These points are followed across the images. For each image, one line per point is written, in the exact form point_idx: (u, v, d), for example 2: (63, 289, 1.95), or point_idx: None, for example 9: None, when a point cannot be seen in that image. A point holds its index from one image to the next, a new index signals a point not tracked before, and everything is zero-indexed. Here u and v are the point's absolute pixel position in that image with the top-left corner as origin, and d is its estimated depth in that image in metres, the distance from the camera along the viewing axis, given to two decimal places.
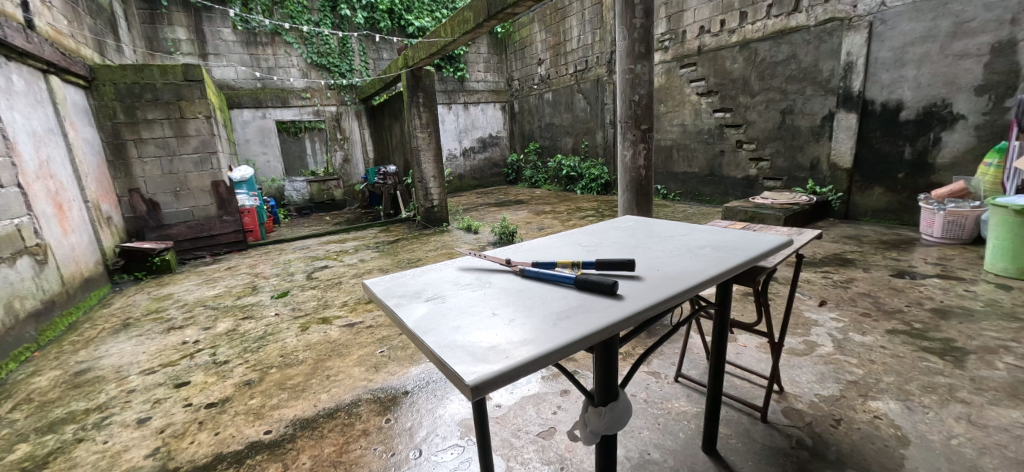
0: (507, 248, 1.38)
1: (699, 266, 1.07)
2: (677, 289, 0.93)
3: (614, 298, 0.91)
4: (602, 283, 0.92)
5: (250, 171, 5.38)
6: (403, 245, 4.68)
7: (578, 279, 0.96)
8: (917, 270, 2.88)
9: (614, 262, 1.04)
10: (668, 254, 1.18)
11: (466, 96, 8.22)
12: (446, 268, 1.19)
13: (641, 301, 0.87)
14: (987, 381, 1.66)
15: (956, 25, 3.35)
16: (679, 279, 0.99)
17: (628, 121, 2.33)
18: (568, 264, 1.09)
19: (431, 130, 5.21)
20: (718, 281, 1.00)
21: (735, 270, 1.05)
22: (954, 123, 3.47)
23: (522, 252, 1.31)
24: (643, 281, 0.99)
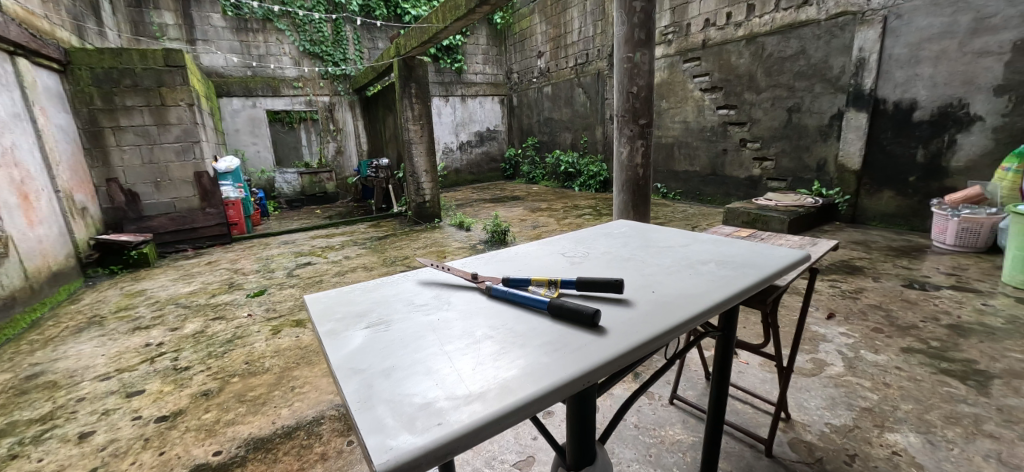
0: (480, 258, 1.21)
1: (702, 287, 0.90)
2: (676, 319, 0.75)
3: (595, 330, 0.73)
4: (580, 313, 0.74)
5: (236, 162, 5.05)
6: (391, 242, 4.50)
7: (552, 305, 0.79)
8: (930, 280, 2.71)
9: (599, 284, 0.86)
10: (665, 271, 1.00)
11: (463, 89, 8.00)
12: (403, 282, 1.01)
13: (629, 337, 0.70)
14: (1016, 412, 1.50)
15: (977, 20, 3.15)
16: (678, 305, 0.81)
17: (626, 115, 2.15)
18: (544, 283, 0.92)
19: (423, 123, 5.00)
20: (725, 307, 0.82)
21: (745, 294, 0.87)
22: (971, 125, 3.29)
23: (495, 264, 1.14)
24: (635, 307, 0.81)
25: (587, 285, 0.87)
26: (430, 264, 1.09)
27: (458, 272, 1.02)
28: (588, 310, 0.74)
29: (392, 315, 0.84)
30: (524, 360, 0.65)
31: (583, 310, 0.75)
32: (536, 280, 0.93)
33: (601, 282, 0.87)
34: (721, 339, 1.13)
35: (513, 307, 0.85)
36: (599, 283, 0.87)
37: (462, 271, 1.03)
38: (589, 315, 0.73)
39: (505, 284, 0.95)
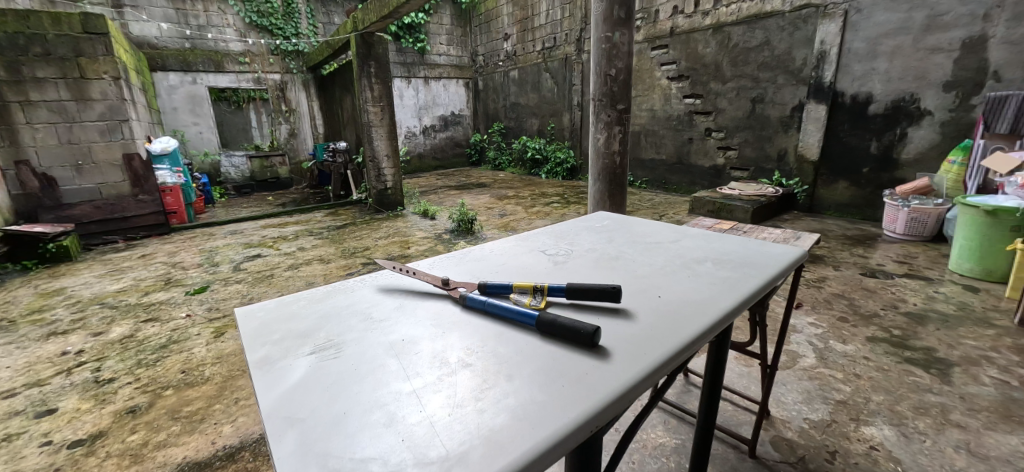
0: (450, 258, 1.07)
1: (706, 291, 0.80)
2: (687, 335, 0.64)
3: (596, 352, 0.61)
4: (577, 330, 0.62)
5: (173, 144, 4.61)
6: (351, 232, 4.23)
7: (542, 320, 0.66)
8: (885, 268, 2.82)
9: (592, 292, 0.75)
10: (662, 273, 0.90)
11: (427, 70, 7.65)
12: (360, 289, 0.86)
13: (638, 360, 0.58)
14: (978, 400, 1.54)
15: (931, 17, 3.26)
16: (684, 316, 0.70)
17: (603, 100, 2.05)
18: (529, 289, 0.78)
19: (384, 105, 4.70)
20: (736, 316, 0.72)
21: (754, 299, 0.78)
22: (921, 119, 3.43)
23: (468, 266, 1.00)
24: (636, 319, 0.70)
25: (579, 292, 0.75)
26: (392, 266, 0.93)
27: (425, 277, 0.87)
28: (586, 327, 0.62)
29: (345, 335, 0.69)
30: (514, 398, 0.52)
31: (579, 327, 0.62)
32: (518, 286, 0.80)
33: (595, 289, 0.75)
34: (715, 343, 1.05)
35: (495, 321, 0.71)
36: (592, 290, 0.75)
37: (430, 276, 0.88)
38: (587, 333, 0.61)
39: (483, 292, 0.81)
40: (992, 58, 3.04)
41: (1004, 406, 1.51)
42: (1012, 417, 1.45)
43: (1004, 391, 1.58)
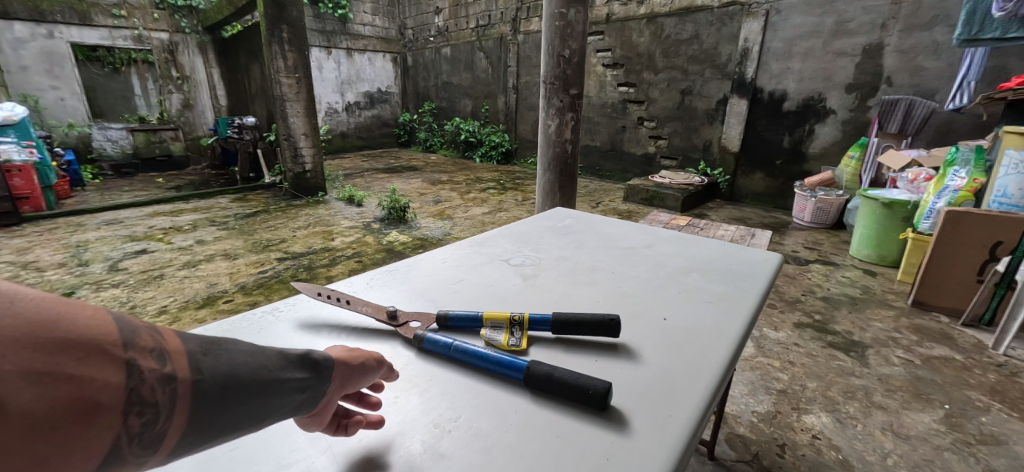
0: (397, 279, 0.92)
1: (703, 317, 0.73)
2: (706, 386, 0.56)
3: (615, 420, 0.51)
4: (584, 391, 0.52)
5: (20, 112, 3.82)
6: (262, 220, 3.71)
7: (535, 375, 0.54)
8: (799, 253, 3.05)
9: (582, 324, 0.65)
10: (650, 293, 0.83)
11: (349, 41, 6.96)
12: (275, 329, 0.68)
13: (665, 430, 0.49)
14: (892, 380, 1.68)
15: (838, 23, 3.55)
16: (693, 356, 0.63)
17: (555, 83, 2.02)
18: (503, 323, 0.67)
19: (299, 76, 4.15)
20: (743, 350, 0.66)
21: (752, 325, 0.73)
22: (826, 117, 3.75)
23: (421, 292, 0.85)
24: (644, 365, 0.61)
25: (568, 325, 0.65)
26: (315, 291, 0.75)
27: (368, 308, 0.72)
28: (595, 385, 0.52)
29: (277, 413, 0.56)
30: None
31: (586, 385, 0.52)
32: (489, 319, 0.69)
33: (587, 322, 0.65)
34: None
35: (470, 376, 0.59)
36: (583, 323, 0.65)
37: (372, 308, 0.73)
38: (596, 394, 0.51)
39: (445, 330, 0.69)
40: (886, 64, 3.40)
41: (913, 385, 1.66)
42: (921, 395, 1.60)
43: (911, 370, 1.75)
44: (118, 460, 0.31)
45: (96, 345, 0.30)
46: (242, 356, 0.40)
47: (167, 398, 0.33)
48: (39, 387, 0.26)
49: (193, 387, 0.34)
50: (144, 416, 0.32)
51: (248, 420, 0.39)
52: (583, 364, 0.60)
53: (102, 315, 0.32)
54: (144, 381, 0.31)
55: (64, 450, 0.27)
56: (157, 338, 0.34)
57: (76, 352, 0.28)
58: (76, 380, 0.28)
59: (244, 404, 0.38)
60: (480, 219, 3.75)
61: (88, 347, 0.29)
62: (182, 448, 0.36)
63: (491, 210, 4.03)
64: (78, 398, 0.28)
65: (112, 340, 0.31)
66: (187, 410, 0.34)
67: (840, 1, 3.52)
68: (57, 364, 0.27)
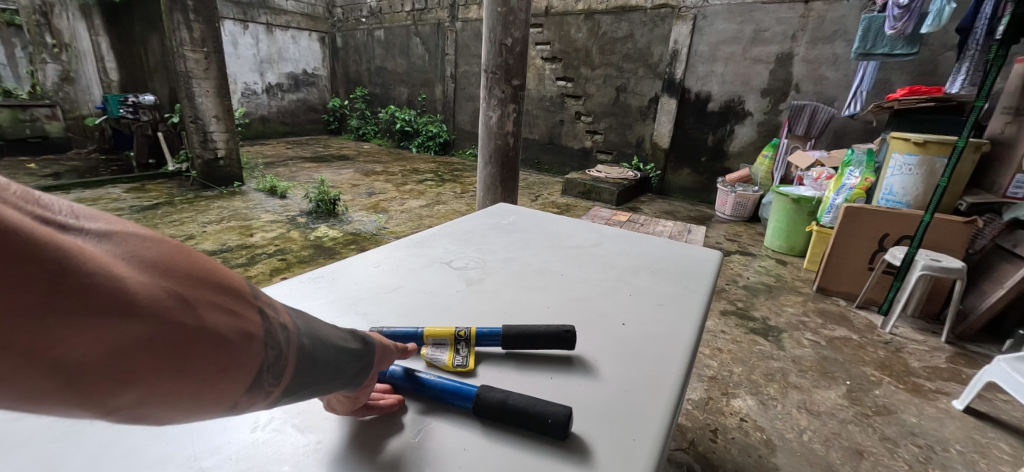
0: (325, 290, 0.82)
1: (656, 329, 0.76)
2: (665, 406, 0.58)
3: (578, 451, 0.51)
4: (542, 421, 0.52)
5: None
6: (164, 214, 3.26)
7: (490, 402, 0.55)
8: (722, 244, 3.27)
9: (532, 339, 0.67)
10: (602, 301, 0.84)
11: (269, 15, 6.33)
12: None
13: (631, 458, 0.50)
14: (804, 361, 1.85)
15: (756, 32, 3.84)
16: (651, 373, 0.64)
17: (497, 72, 1.96)
18: (445, 339, 0.68)
19: (208, 51, 3.68)
20: (694, 361, 0.69)
21: (700, 333, 0.76)
22: (744, 118, 4.06)
23: (349, 304, 0.78)
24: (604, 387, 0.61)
25: (520, 341, 0.67)
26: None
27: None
28: (554, 414, 0.52)
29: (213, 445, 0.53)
30: None
31: (543, 413, 0.53)
32: (432, 336, 0.68)
33: (541, 338, 0.67)
34: None
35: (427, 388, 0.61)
36: (536, 338, 0.67)
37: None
38: (554, 423, 0.52)
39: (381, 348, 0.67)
40: (795, 72, 3.73)
41: (821, 364, 1.84)
42: (827, 373, 1.78)
43: (818, 351, 1.93)
44: (257, 389, 0.38)
45: (239, 288, 0.38)
46: (321, 324, 0.48)
47: (286, 340, 0.40)
48: (215, 310, 0.34)
49: (299, 335, 0.42)
50: (274, 353, 0.39)
51: (330, 375, 0.46)
52: (541, 387, 0.61)
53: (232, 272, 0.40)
54: (273, 322, 0.39)
55: (228, 363, 0.35)
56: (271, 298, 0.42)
57: (230, 291, 0.37)
58: (237, 313, 0.36)
59: (325, 360, 0.45)
60: (418, 213, 3.60)
61: (235, 290, 0.37)
62: (291, 394, 0.42)
63: (429, 203, 3.89)
64: (239, 322, 0.36)
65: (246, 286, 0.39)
66: (297, 354, 0.41)
67: (757, 11, 3.80)
68: (222, 300, 0.35)
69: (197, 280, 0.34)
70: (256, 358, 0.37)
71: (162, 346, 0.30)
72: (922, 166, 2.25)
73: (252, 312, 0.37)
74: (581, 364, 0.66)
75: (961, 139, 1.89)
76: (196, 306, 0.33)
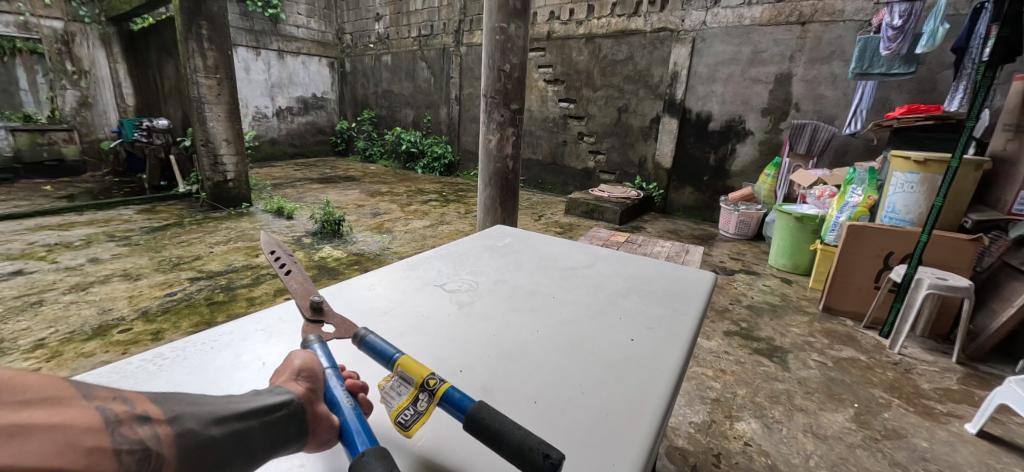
0: None
1: (643, 352, 0.76)
2: (647, 431, 0.58)
3: None
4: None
5: None
6: (172, 235, 3.32)
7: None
8: (725, 263, 3.24)
9: (491, 428, 0.51)
10: (591, 323, 0.85)
11: (280, 42, 6.56)
12: None
13: None
14: (810, 382, 1.81)
15: (754, 53, 3.90)
16: (636, 398, 0.64)
17: (496, 97, 2.01)
18: (417, 380, 0.59)
19: (220, 77, 3.80)
20: (682, 384, 0.69)
21: (688, 356, 0.76)
22: (745, 137, 4.08)
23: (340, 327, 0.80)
24: (586, 411, 0.61)
25: (480, 429, 0.52)
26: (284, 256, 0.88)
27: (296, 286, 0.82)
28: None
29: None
30: None
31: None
32: (403, 370, 0.61)
33: (514, 437, 0.50)
34: None
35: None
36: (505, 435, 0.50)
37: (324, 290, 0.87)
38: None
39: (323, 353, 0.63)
40: (794, 92, 3.77)
41: (827, 386, 1.80)
42: (834, 395, 1.74)
43: (825, 372, 1.89)
44: None
45: (59, 401, 0.34)
46: (210, 401, 0.44)
47: (155, 439, 0.37)
48: (22, 437, 0.30)
49: (173, 427, 0.38)
50: (139, 462, 0.35)
51: (239, 456, 0.42)
52: (522, 413, 0.60)
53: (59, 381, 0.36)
54: (123, 426, 0.35)
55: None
56: (124, 395, 0.38)
57: (42, 408, 0.33)
58: (60, 431, 0.32)
59: (229, 440, 0.41)
60: (421, 233, 3.63)
61: (54, 404, 0.34)
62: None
63: (433, 224, 3.92)
64: (69, 442, 0.32)
65: (73, 392, 0.35)
66: (178, 453, 0.37)
67: (755, 33, 3.87)
68: (28, 421, 0.31)
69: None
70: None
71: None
72: (924, 184, 2.24)
73: (86, 420, 0.34)
74: (566, 389, 0.66)
75: (954, 159, 1.89)
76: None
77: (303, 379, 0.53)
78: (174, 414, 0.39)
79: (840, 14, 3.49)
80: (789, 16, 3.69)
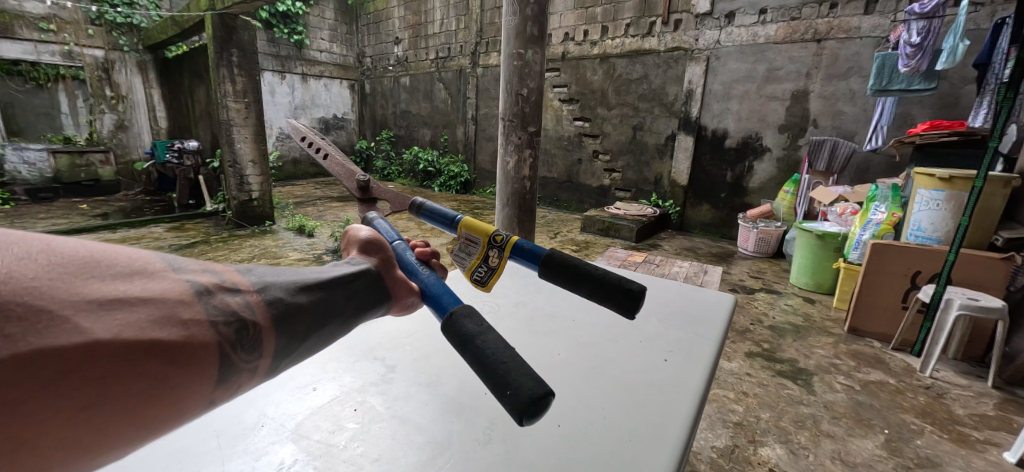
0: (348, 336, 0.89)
1: (665, 375, 0.77)
2: (671, 453, 0.58)
3: None
4: (499, 386, 0.42)
5: None
6: (200, 253, 3.44)
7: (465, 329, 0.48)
8: (745, 282, 3.19)
9: (571, 271, 0.63)
10: (612, 345, 0.86)
11: (304, 66, 6.82)
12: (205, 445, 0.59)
13: None
14: (836, 407, 1.76)
15: (770, 70, 3.90)
16: (657, 421, 0.65)
17: (514, 120, 2.06)
18: (484, 238, 0.71)
19: (248, 101, 3.97)
20: (704, 407, 0.69)
21: (711, 379, 0.77)
22: (763, 154, 4.06)
23: (368, 351, 0.84)
24: (609, 433, 0.62)
25: (564, 273, 0.63)
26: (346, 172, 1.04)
27: (359, 204, 1.00)
28: (527, 389, 0.40)
29: (245, 439, 0.60)
30: None
31: (506, 375, 0.42)
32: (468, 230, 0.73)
33: (592, 278, 0.62)
34: None
35: (434, 406, 0.68)
36: (583, 274, 0.62)
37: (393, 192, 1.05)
38: (513, 396, 0.40)
39: (395, 231, 0.76)
40: (812, 108, 3.75)
41: (855, 410, 1.75)
42: (862, 420, 1.68)
43: (852, 396, 1.84)
44: (234, 370, 0.42)
45: (154, 274, 0.40)
46: (288, 275, 0.53)
47: (247, 307, 0.45)
48: (129, 308, 0.36)
49: (261, 294, 0.47)
50: (236, 329, 0.43)
51: (325, 317, 0.53)
52: (547, 435, 0.62)
53: (149, 256, 0.42)
54: (215, 295, 0.43)
55: (181, 358, 0.38)
56: (211, 271, 0.46)
57: (141, 279, 0.39)
58: (159, 303, 0.38)
59: (312, 305, 0.52)
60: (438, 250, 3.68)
61: (151, 277, 0.40)
62: (284, 355, 0.48)
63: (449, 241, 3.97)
64: (169, 314, 0.38)
65: (164, 268, 0.42)
66: (269, 319, 0.46)
67: (770, 51, 3.88)
68: (127, 294, 0.37)
69: (95, 283, 0.35)
70: (214, 346, 0.40)
71: (96, 362, 0.32)
72: (951, 201, 2.19)
73: (181, 291, 0.40)
74: (588, 411, 0.67)
75: (978, 179, 1.85)
76: (99, 310, 0.34)
77: (377, 253, 0.66)
78: (259, 287, 0.48)
79: (856, 31, 3.48)
80: (804, 33, 3.69)
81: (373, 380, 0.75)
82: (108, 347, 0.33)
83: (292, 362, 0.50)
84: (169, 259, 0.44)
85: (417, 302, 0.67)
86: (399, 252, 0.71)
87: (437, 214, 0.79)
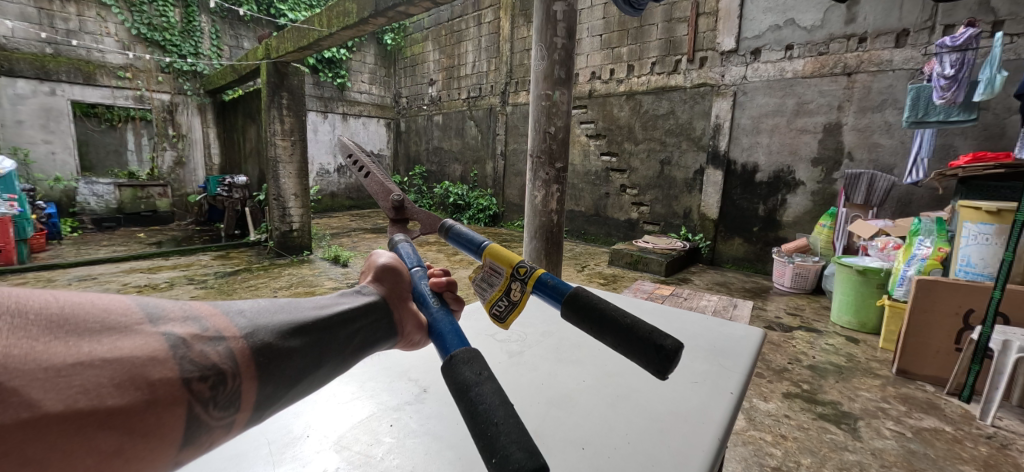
0: (383, 357, 0.94)
1: (688, 408, 0.77)
2: None
3: None
4: (487, 450, 0.41)
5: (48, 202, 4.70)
6: (242, 280, 3.61)
7: (463, 377, 0.48)
8: (781, 319, 3.05)
9: (595, 312, 0.65)
10: (636, 376, 0.87)
11: (345, 106, 7.34)
12: (255, 453, 0.64)
13: None
14: (886, 455, 1.65)
15: (799, 104, 3.88)
16: (680, 450, 0.66)
17: (542, 156, 2.14)
18: (512, 268, 0.74)
19: (294, 140, 4.26)
20: (727, 441, 0.69)
21: (734, 415, 0.76)
22: (796, 188, 3.97)
23: (403, 371, 0.89)
24: (630, 462, 0.63)
25: (591, 311, 0.65)
26: (382, 189, 1.08)
27: (391, 225, 1.07)
28: (516, 460, 0.38)
29: (293, 447, 0.66)
30: None
31: (496, 439, 0.41)
32: (491, 258, 0.77)
33: (620, 323, 0.63)
34: None
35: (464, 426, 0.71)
36: (607, 317, 0.64)
37: (424, 212, 1.05)
38: (500, 463, 0.39)
39: (417, 258, 0.79)
40: (846, 141, 3.68)
41: (907, 459, 1.63)
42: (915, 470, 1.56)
43: (903, 443, 1.71)
44: (199, 433, 0.41)
45: (127, 329, 0.40)
46: (284, 313, 0.53)
47: (228, 358, 0.44)
48: (87, 372, 0.35)
49: (246, 341, 0.47)
50: (211, 384, 0.42)
51: (320, 358, 0.53)
52: (570, 459, 0.64)
53: (126, 305, 0.43)
54: (192, 346, 0.42)
55: (138, 428, 0.36)
56: (193, 318, 0.45)
57: (110, 336, 0.39)
58: (125, 362, 0.37)
59: (307, 346, 0.52)
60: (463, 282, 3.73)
61: (123, 332, 0.40)
62: (268, 405, 0.48)
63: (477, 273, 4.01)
64: (134, 376, 0.37)
65: (139, 320, 0.42)
66: (252, 369, 0.46)
67: (799, 86, 3.87)
68: (86, 356, 0.36)
69: (54, 346, 0.35)
70: (183, 407, 0.39)
71: (40, 441, 0.31)
72: (1001, 236, 2.10)
73: (154, 348, 0.40)
74: (611, 438, 0.68)
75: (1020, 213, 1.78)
76: (53, 378, 0.33)
77: (388, 280, 0.69)
78: (246, 332, 0.47)
79: (888, 64, 3.45)
80: (833, 67, 3.69)
81: (408, 399, 0.79)
82: (50, 421, 0.31)
83: (276, 410, 0.50)
84: (148, 306, 0.45)
85: (423, 337, 0.71)
86: (415, 280, 0.73)
87: (466, 239, 0.83)
